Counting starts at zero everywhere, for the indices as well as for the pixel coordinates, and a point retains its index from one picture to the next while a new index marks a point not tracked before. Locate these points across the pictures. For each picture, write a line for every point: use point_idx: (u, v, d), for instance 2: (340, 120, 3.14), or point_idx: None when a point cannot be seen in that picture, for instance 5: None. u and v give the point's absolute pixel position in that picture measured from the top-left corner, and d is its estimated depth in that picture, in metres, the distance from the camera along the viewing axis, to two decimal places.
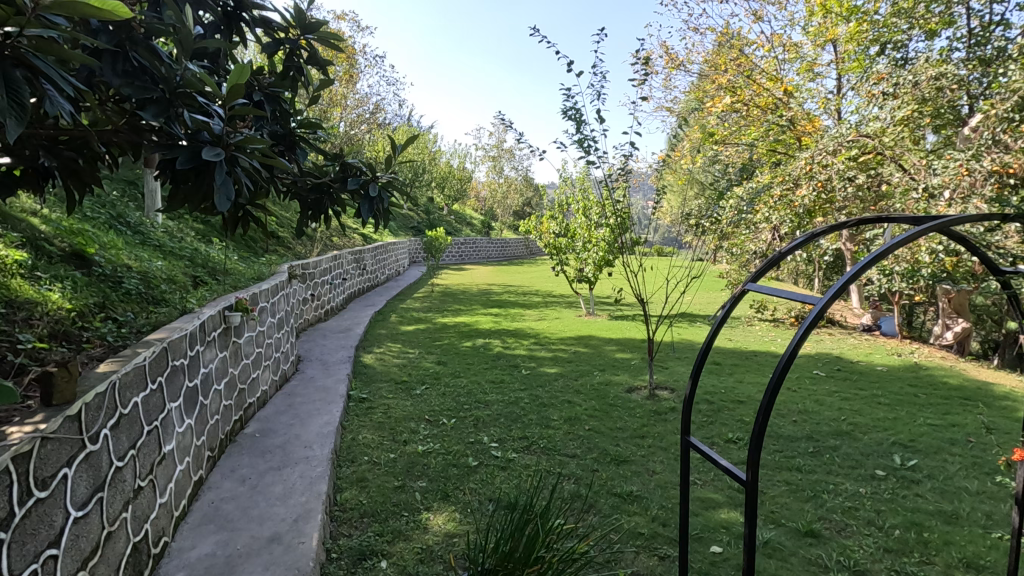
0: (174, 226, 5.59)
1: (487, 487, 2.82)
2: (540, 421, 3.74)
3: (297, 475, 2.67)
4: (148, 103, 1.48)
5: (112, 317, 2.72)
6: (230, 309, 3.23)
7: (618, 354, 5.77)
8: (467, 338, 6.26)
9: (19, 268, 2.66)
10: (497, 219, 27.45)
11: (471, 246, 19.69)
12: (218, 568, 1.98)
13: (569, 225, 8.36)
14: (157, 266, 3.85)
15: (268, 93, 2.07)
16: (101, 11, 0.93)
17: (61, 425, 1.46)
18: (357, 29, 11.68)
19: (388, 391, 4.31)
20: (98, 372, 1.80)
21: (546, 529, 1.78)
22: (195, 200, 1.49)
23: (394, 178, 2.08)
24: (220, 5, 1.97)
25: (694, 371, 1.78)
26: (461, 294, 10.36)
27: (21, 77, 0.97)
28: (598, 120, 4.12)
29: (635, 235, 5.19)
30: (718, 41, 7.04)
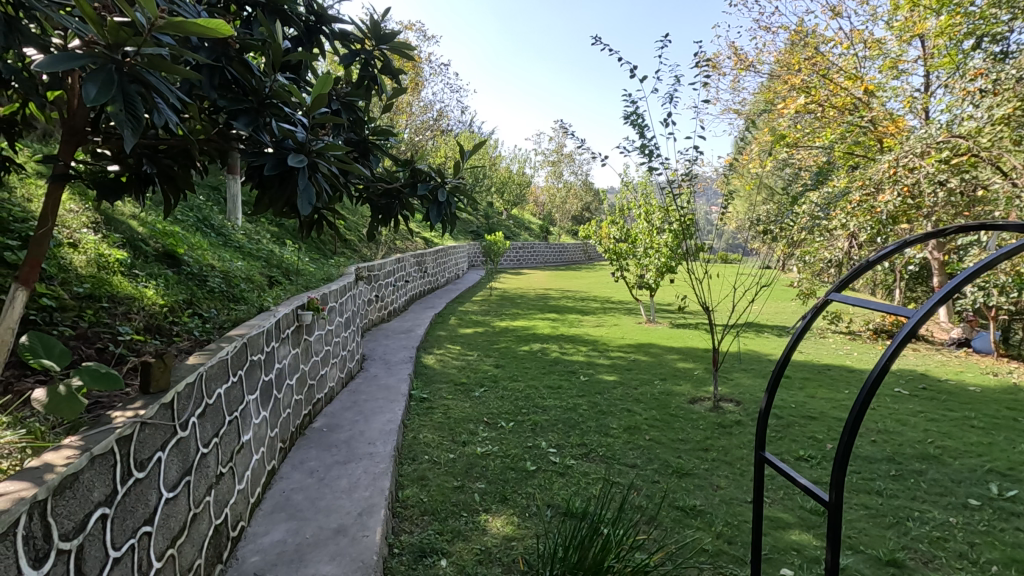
0: (252, 229, 5.94)
1: (546, 492, 2.81)
2: (599, 429, 3.69)
3: (361, 470, 2.76)
4: (241, 112, 1.59)
5: (198, 313, 2.92)
6: (302, 308, 3.40)
7: (680, 364, 5.61)
8: (525, 342, 6.27)
9: (119, 266, 2.90)
10: (556, 224, 27.41)
11: (529, 251, 19.77)
12: (289, 555, 2.08)
13: (630, 231, 8.23)
14: (237, 266, 4.10)
15: (344, 102, 2.17)
16: (205, 29, 1.03)
17: (157, 412, 1.58)
18: (422, 39, 12.04)
19: (448, 392, 4.39)
20: (188, 364, 1.94)
21: (620, 541, 1.75)
22: (280, 204, 1.58)
23: (462, 184, 2.13)
24: (303, 20, 2.08)
25: (769, 383, 1.71)
26: (519, 298, 10.42)
27: (137, 93, 1.08)
28: (664, 125, 4.04)
29: (699, 242, 5.02)
30: (792, 39, 6.70)
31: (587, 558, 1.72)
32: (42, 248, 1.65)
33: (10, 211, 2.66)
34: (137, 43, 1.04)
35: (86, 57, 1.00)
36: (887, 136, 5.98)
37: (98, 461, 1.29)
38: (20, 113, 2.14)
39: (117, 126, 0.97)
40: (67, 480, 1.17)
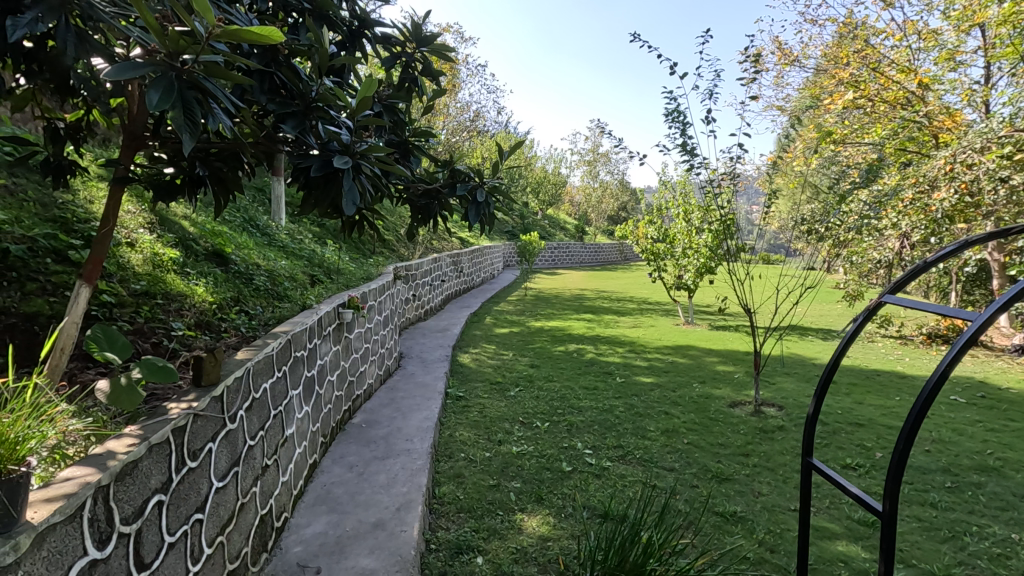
0: (295, 230, 6.11)
1: (582, 493, 2.80)
2: (636, 431, 3.65)
3: (399, 466, 2.81)
4: (289, 116, 1.64)
5: (245, 310, 3.03)
6: (342, 306, 3.49)
7: (719, 367, 5.48)
8: (560, 343, 6.25)
9: (173, 265, 3.04)
10: (591, 224, 27.23)
11: (565, 251, 19.71)
12: (330, 547, 2.13)
13: (668, 230, 8.10)
14: (281, 266, 4.22)
15: (386, 104, 2.21)
16: (259, 36, 1.07)
17: (208, 405, 1.65)
18: (459, 41, 12.16)
19: (483, 391, 4.41)
20: (236, 359, 2.02)
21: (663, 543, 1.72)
22: (324, 205, 1.62)
23: (500, 184, 2.14)
24: (346, 25, 2.13)
25: (817, 388, 1.65)
26: (554, 298, 10.39)
27: (195, 98, 1.12)
28: (704, 122, 3.95)
29: (739, 242, 4.86)
30: (840, 31, 6.46)
31: (629, 560, 1.71)
32: (104, 247, 1.73)
33: (74, 212, 2.82)
34: (195, 50, 1.09)
35: (150, 65, 1.06)
36: (943, 132, 5.73)
37: (156, 450, 1.35)
38: (84, 120, 2.26)
39: (177, 130, 1.02)
40: (127, 467, 1.23)
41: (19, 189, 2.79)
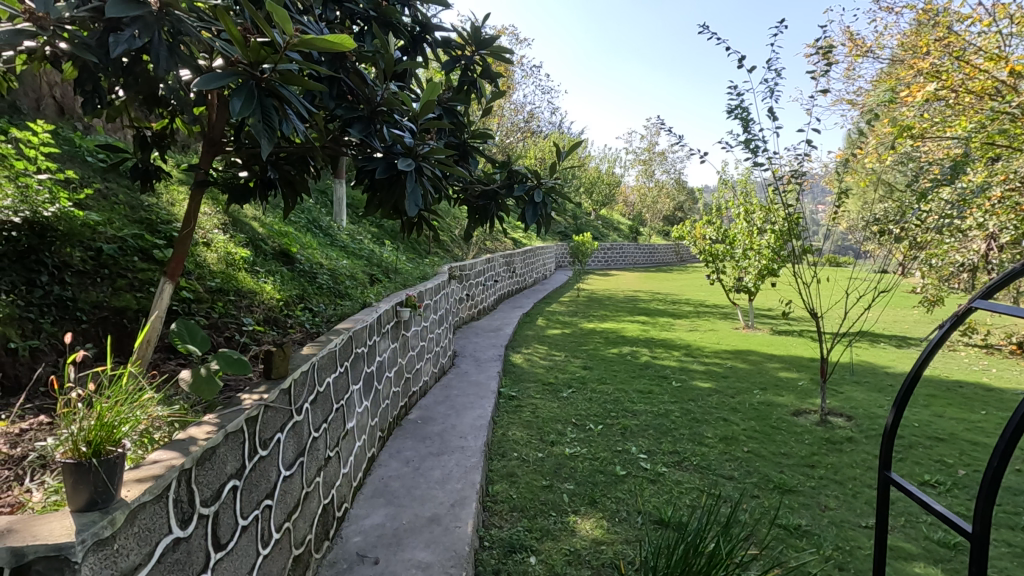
0: (355, 230, 6.32)
1: (636, 499, 2.75)
2: (693, 437, 3.55)
3: (453, 462, 2.86)
4: (355, 121, 1.71)
5: (309, 307, 3.16)
6: (400, 304, 3.59)
7: (782, 373, 5.25)
8: (614, 345, 6.18)
9: (244, 263, 3.22)
10: (646, 224, 26.73)
11: (618, 252, 19.43)
12: (388, 538, 2.19)
13: (728, 231, 7.83)
14: (343, 265, 4.39)
15: (447, 107, 2.21)
16: (332, 43, 1.12)
17: (277, 397, 1.73)
18: (515, 41, 12.20)
19: (536, 391, 4.42)
20: (303, 354, 2.11)
21: (730, 551, 1.67)
22: (388, 207, 1.67)
23: (558, 184, 2.14)
24: (409, 30, 2.17)
25: (896, 399, 1.55)
26: (607, 300, 10.27)
27: (272, 105, 1.19)
28: (769, 118, 3.79)
29: (804, 243, 4.63)
30: (919, 18, 6.05)
31: (692, 570, 1.67)
32: (186, 246, 1.86)
33: (158, 214, 3.03)
34: (274, 60, 1.15)
35: (234, 74, 1.13)
36: None
37: (232, 438, 1.44)
38: (169, 128, 2.42)
39: (256, 136, 1.09)
40: (207, 453, 1.31)
41: (111, 193, 3.02)
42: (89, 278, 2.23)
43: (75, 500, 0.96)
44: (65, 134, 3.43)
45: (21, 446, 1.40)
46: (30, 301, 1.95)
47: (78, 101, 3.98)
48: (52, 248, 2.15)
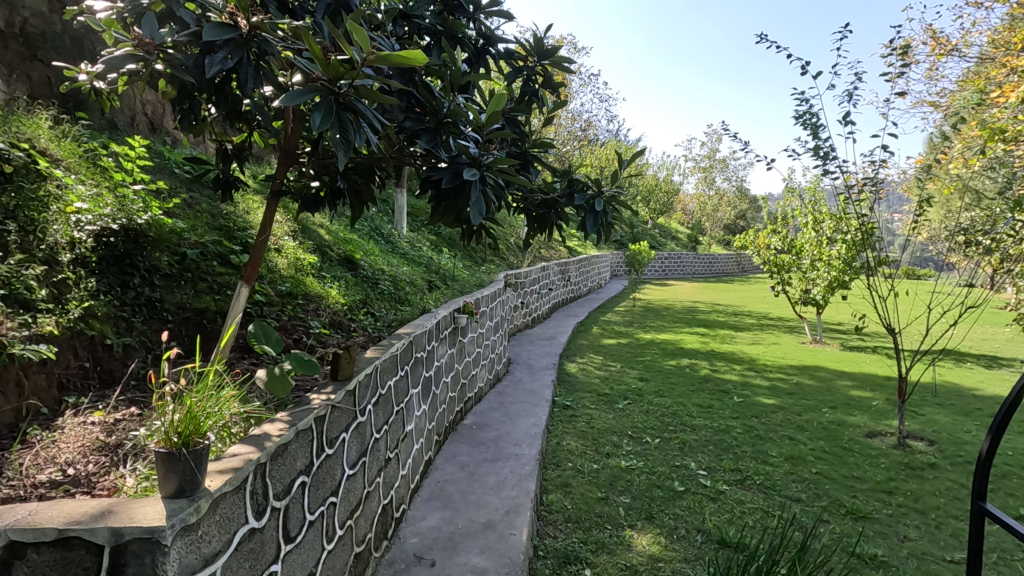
0: (414, 238, 6.49)
1: (695, 517, 2.66)
2: (756, 455, 3.41)
3: (508, 469, 2.87)
4: (423, 132, 1.77)
5: (371, 312, 3.27)
6: (458, 311, 3.66)
7: (854, 392, 4.95)
8: (671, 357, 6.02)
9: (312, 269, 3.37)
10: (705, 233, 25.97)
11: (675, 262, 18.98)
12: (444, 541, 2.23)
13: (794, 240, 7.48)
14: (403, 271, 4.51)
15: (510, 117, 2.24)
16: (406, 59, 1.17)
17: (343, 397, 1.80)
18: (572, 50, 12.21)
19: (591, 401, 4.37)
20: (367, 357, 2.19)
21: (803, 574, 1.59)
22: (451, 216, 1.72)
23: (619, 192, 2.12)
24: (473, 43, 2.22)
25: (991, 425, 1.42)
26: (664, 310, 10.03)
27: (348, 118, 1.25)
28: (841, 123, 3.60)
29: (879, 254, 4.36)
30: (1013, 13, 5.60)
31: None
32: (262, 252, 1.96)
33: (235, 222, 3.23)
34: (351, 76, 1.22)
35: (315, 91, 1.20)
36: None
37: (302, 435, 1.51)
38: (248, 141, 2.57)
39: (334, 149, 1.16)
40: (280, 448, 1.39)
41: (195, 202, 3.25)
42: (175, 281, 2.40)
43: (166, 485, 1.03)
44: (156, 148, 3.71)
45: (116, 434, 1.52)
46: (124, 301, 2.12)
47: (168, 117, 4.30)
48: (144, 252, 2.31)
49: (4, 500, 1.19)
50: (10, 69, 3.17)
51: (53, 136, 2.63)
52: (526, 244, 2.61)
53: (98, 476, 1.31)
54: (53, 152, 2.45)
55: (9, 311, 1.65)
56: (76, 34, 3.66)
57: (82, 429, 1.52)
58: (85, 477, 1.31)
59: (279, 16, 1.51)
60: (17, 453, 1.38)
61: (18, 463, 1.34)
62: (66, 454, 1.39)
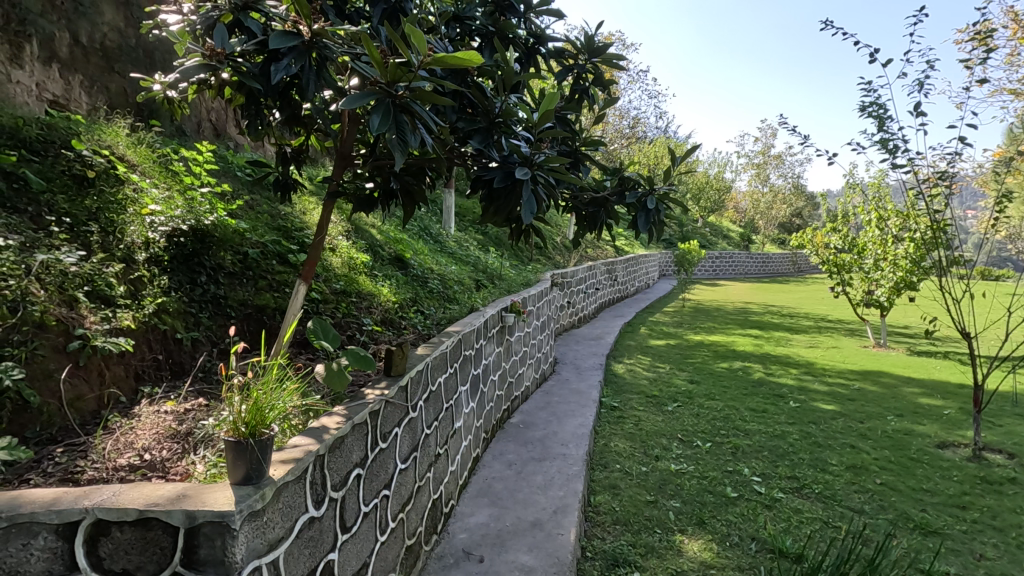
0: (461, 238, 6.56)
1: (750, 524, 2.58)
2: (815, 463, 3.27)
3: (555, 469, 2.86)
4: (475, 133, 1.79)
5: (421, 310, 3.34)
6: (506, 310, 3.68)
7: (922, 400, 4.67)
8: (723, 359, 5.85)
9: (364, 268, 3.47)
10: (759, 232, 25.08)
11: (726, 261, 18.42)
12: (493, 538, 2.24)
13: (856, 239, 7.12)
14: (451, 270, 4.57)
15: (560, 116, 2.24)
16: (461, 60, 1.19)
17: (396, 393, 1.84)
18: (621, 46, 12.05)
19: (639, 402, 4.30)
20: (418, 354, 2.23)
21: None
22: (502, 215, 1.73)
23: (672, 190, 2.08)
24: (524, 42, 2.23)
25: None
26: (714, 311, 9.74)
27: (404, 121, 1.29)
28: (912, 114, 3.39)
29: (952, 253, 4.08)
30: None
31: None
32: (319, 251, 2.03)
33: (293, 222, 3.36)
34: (408, 78, 1.25)
35: (373, 94, 1.24)
36: None
37: (358, 429, 1.55)
38: (306, 144, 2.67)
39: (391, 151, 1.21)
40: (337, 441, 1.43)
41: (256, 204, 3.40)
42: (238, 278, 2.51)
43: (234, 473, 1.09)
44: (220, 152, 3.90)
45: (186, 423, 1.61)
46: (193, 297, 2.25)
47: (231, 124, 4.52)
48: (210, 251, 2.43)
49: (89, 481, 1.29)
50: (91, 81, 3.40)
51: (130, 143, 2.81)
52: (574, 243, 2.59)
53: (171, 463, 1.39)
54: (130, 158, 2.62)
55: (93, 306, 1.77)
56: (149, 47, 3.89)
57: (156, 417, 1.62)
58: (161, 462, 1.39)
59: (339, 23, 1.57)
60: (99, 439, 1.48)
61: (101, 447, 1.44)
62: (143, 440, 1.49)
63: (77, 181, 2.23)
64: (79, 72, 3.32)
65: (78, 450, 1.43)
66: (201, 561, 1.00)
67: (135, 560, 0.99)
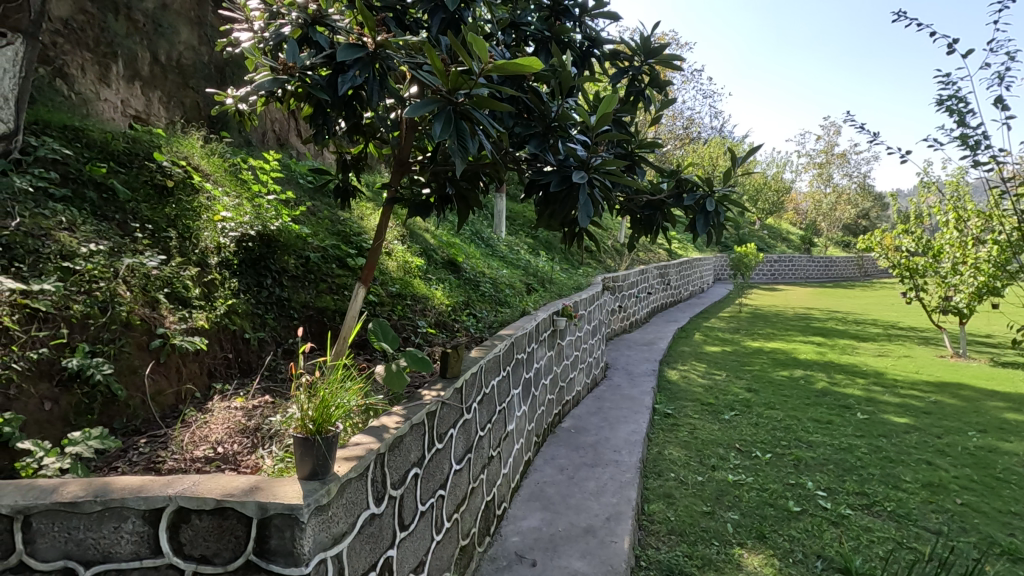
0: (512, 242, 6.60)
1: (815, 541, 2.46)
2: (886, 478, 3.08)
3: (608, 475, 2.83)
4: (531, 137, 1.81)
5: (473, 313, 3.38)
6: (557, 314, 3.67)
7: (1009, 415, 4.32)
8: (783, 367, 5.61)
9: (418, 271, 3.55)
10: (821, 234, 23.93)
11: (786, 265, 17.68)
12: (545, 543, 2.24)
13: (932, 241, 6.68)
14: (502, 274, 4.60)
15: (614, 119, 2.22)
16: (521, 66, 1.20)
17: (451, 395, 1.87)
18: (674, 46, 11.83)
19: (694, 410, 4.19)
20: (472, 357, 2.26)
21: None
22: (557, 219, 1.74)
23: (732, 191, 2.03)
24: (579, 45, 2.23)
25: None
26: (773, 317, 9.35)
27: (465, 126, 1.32)
28: (996, 106, 3.14)
29: None
30: None
31: None
32: (377, 256, 2.09)
33: (351, 228, 3.48)
34: (469, 86, 1.27)
35: (435, 101, 1.27)
36: None
37: (416, 429, 1.59)
38: (364, 152, 2.75)
39: (453, 157, 1.24)
40: (396, 440, 1.47)
41: (318, 210, 3.55)
42: (301, 281, 2.62)
43: (302, 468, 1.14)
44: (284, 161, 4.09)
45: (255, 418, 1.69)
46: (259, 299, 2.36)
47: (294, 133, 4.72)
48: (276, 255, 2.55)
49: (169, 470, 1.38)
50: (169, 96, 3.63)
51: (204, 154, 2.98)
52: (629, 246, 2.55)
53: (242, 456, 1.47)
54: (204, 168, 2.79)
55: (171, 307, 1.89)
56: (221, 63, 4.13)
57: (227, 413, 1.71)
58: (233, 455, 1.47)
59: (401, 35, 1.62)
60: (178, 431, 1.58)
61: (179, 439, 1.54)
62: (216, 434, 1.57)
63: (158, 190, 2.39)
64: (158, 89, 3.56)
65: (159, 441, 1.53)
66: (271, 551, 1.05)
67: (212, 547, 1.05)
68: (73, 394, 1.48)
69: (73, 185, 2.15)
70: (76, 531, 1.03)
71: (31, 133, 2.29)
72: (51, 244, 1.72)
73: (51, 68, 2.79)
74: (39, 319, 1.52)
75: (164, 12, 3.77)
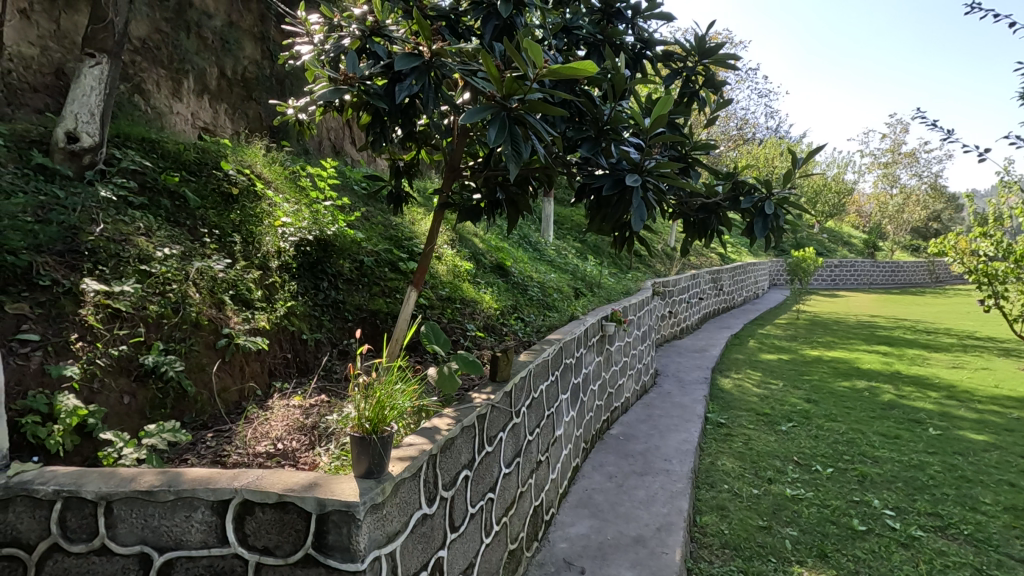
0: (559, 246, 6.57)
1: (882, 563, 2.32)
2: (962, 499, 2.88)
3: (658, 484, 2.76)
4: (583, 141, 1.80)
5: (521, 317, 3.38)
6: (606, 319, 3.62)
7: None
8: (846, 377, 5.33)
9: (467, 275, 3.58)
10: (888, 238, 22.64)
11: (847, 270, 16.83)
12: (593, 551, 2.21)
13: (1014, 245, 6.20)
14: (550, 279, 4.59)
15: (667, 121, 2.18)
16: (575, 70, 1.20)
17: (501, 398, 1.88)
18: (728, 45, 11.50)
19: (749, 420, 4.04)
20: (521, 361, 2.26)
21: None
22: (609, 223, 1.73)
23: (792, 193, 1.95)
24: (631, 47, 2.21)
25: None
26: (835, 325, 8.90)
27: (518, 131, 1.32)
28: None
29: None
30: None
31: None
32: (428, 260, 2.12)
33: (403, 232, 3.55)
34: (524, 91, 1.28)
35: (489, 108, 1.29)
36: None
37: (467, 431, 1.61)
38: (416, 159, 2.81)
39: (507, 162, 1.25)
40: (448, 442, 1.49)
41: (371, 215, 3.65)
42: (355, 284, 2.70)
43: (358, 466, 1.17)
44: (340, 168, 4.23)
45: (312, 416, 1.75)
46: (317, 302, 2.45)
47: (348, 142, 4.88)
48: (331, 259, 2.65)
49: (234, 464, 1.44)
50: (234, 108, 3.83)
51: (266, 162, 3.12)
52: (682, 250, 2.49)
53: (301, 453, 1.52)
54: (266, 176, 2.92)
55: (236, 308, 1.99)
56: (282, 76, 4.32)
57: (286, 410, 1.78)
58: (292, 452, 1.53)
59: (455, 42, 1.65)
60: (242, 427, 1.65)
61: (243, 434, 1.61)
62: (276, 431, 1.64)
63: (225, 197, 2.51)
64: (224, 101, 3.76)
65: (225, 436, 1.61)
66: (329, 545, 1.08)
67: (274, 539, 1.10)
68: (148, 389, 1.58)
69: (150, 193, 2.30)
70: (151, 519, 1.10)
71: (113, 146, 2.47)
72: (130, 249, 1.84)
73: (130, 85, 3.00)
74: (120, 318, 1.63)
75: (231, 28, 3.98)
